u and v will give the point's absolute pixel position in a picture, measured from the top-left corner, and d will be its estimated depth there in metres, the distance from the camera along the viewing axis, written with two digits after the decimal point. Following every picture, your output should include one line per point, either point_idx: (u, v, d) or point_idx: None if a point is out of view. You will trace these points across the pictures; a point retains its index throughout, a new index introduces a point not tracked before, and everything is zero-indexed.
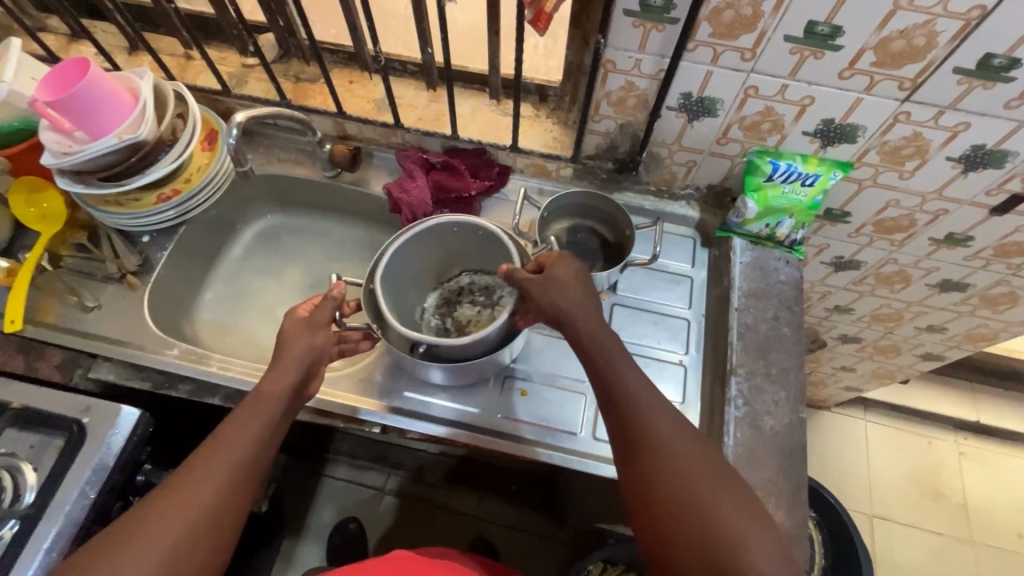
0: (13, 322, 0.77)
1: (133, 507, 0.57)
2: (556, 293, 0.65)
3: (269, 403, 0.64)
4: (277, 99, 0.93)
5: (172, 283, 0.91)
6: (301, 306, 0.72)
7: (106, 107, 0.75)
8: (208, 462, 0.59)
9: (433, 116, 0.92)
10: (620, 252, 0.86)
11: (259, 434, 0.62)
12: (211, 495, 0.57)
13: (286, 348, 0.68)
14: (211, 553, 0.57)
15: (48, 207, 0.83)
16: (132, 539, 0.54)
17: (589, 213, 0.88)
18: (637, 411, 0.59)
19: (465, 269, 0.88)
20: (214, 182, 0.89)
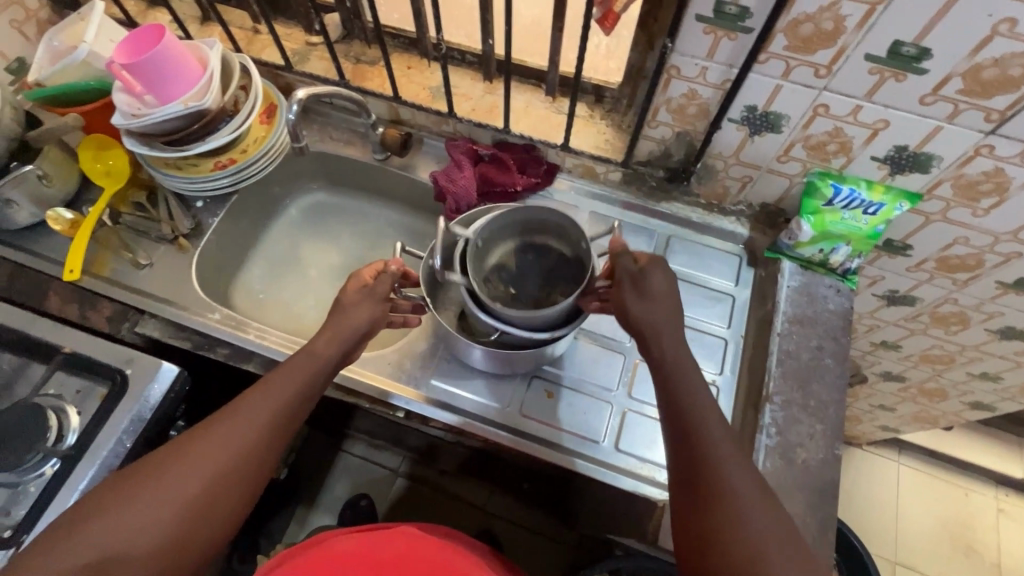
0: (73, 271, 0.82)
1: (136, 469, 0.57)
2: (649, 306, 0.64)
3: (313, 362, 0.66)
4: (337, 78, 0.94)
5: (219, 249, 0.94)
6: (366, 270, 0.72)
7: (176, 75, 0.78)
8: (248, 414, 0.61)
9: (487, 108, 0.92)
10: (581, 270, 0.75)
11: (299, 393, 0.64)
12: (241, 445, 0.59)
13: (345, 313, 0.69)
14: (233, 504, 0.58)
15: (114, 165, 0.87)
16: (160, 475, 0.57)
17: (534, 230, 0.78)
18: (709, 449, 0.57)
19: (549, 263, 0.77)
20: (269, 154, 0.91)
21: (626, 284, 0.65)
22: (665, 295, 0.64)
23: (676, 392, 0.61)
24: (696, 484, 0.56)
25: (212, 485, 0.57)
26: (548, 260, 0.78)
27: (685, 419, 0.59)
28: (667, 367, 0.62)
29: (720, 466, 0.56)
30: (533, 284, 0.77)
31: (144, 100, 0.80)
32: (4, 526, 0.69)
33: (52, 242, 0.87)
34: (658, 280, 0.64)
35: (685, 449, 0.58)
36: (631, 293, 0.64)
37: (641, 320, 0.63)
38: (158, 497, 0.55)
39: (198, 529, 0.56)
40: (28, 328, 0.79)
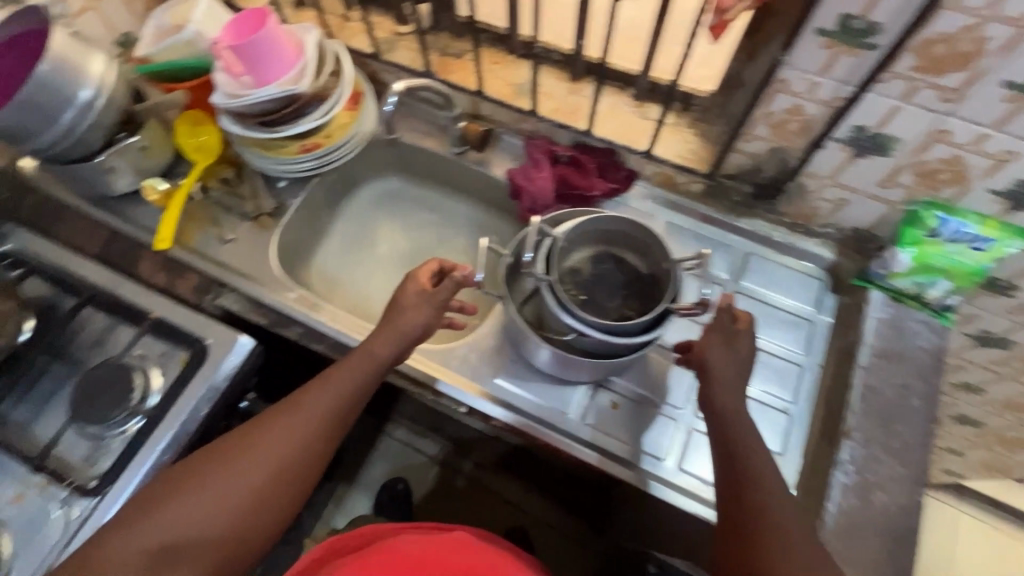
0: (164, 240, 0.85)
1: (199, 455, 0.60)
2: (723, 357, 0.65)
3: (366, 364, 0.68)
4: (422, 70, 0.96)
5: (296, 230, 0.96)
6: (423, 272, 0.72)
7: (274, 58, 0.81)
8: (304, 413, 0.64)
9: (570, 109, 0.91)
10: (655, 288, 0.73)
11: (352, 394, 0.67)
12: (297, 442, 0.62)
13: (401, 314, 0.70)
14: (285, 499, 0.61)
15: (205, 141, 0.91)
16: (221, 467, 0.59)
17: (613, 243, 0.77)
18: (756, 489, 0.57)
19: (630, 271, 0.76)
20: (352, 141, 0.93)
21: (716, 334, 0.66)
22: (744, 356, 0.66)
23: (728, 430, 0.62)
24: (742, 521, 0.56)
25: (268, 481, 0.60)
26: (624, 273, 0.76)
27: (735, 458, 0.60)
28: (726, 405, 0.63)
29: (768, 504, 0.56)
30: (613, 299, 0.74)
31: (240, 81, 0.82)
32: (90, 476, 0.74)
33: (146, 212, 0.91)
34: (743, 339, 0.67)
35: (734, 487, 0.58)
36: (717, 345, 0.66)
37: (710, 365, 0.65)
38: (219, 489, 0.58)
39: (253, 523, 0.59)
40: (121, 291, 0.83)
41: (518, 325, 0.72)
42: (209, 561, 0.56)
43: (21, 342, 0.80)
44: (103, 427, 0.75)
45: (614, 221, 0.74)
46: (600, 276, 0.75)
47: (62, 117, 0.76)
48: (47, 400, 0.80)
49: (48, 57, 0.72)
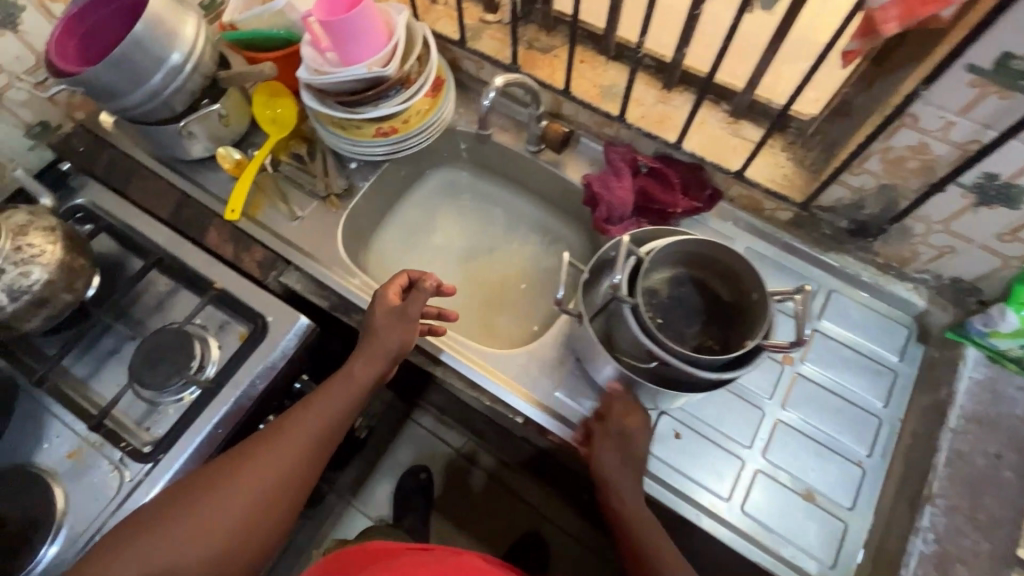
0: (234, 211, 0.85)
1: (194, 477, 0.62)
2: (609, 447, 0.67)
3: (348, 386, 0.70)
4: (508, 62, 0.93)
5: (363, 213, 0.95)
6: (391, 288, 0.74)
7: (363, 39, 0.78)
8: (286, 436, 0.65)
9: (658, 118, 0.87)
10: (739, 318, 0.69)
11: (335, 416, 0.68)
12: (280, 467, 0.63)
13: (376, 335, 0.71)
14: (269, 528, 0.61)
15: (281, 113, 0.90)
16: (204, 494, 0.60)
17: (696, 266, 0.72)
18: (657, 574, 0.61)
19: (711, 297, 0.72)
20: (428, 130, 0.90)
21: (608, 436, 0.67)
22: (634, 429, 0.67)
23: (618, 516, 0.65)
24: None
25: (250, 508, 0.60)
26: (704, 299, 0.72)
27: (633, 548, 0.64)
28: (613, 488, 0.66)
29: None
30: (691, 326, 0.70)
31: (323, 57, 0.81)
32: (145, 441, 0.74)
33: (218, 180, 0.91)
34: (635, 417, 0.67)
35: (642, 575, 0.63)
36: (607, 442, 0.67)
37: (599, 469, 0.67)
38: (202, 518, 0.59)
39: (243, 551, 0.60)
40: (188, 259, 0.82)
41: (591, 340, 0.69)
42: None
43: (87, 299, 0.80)
44: (161, 393, 0.75)
45: (709, 246, 0.68)
46: (679, 300, 0.72)
47: (151, 78, 0.75)
48: (109, 360, 0.80)
49: (145, 16, 0.71)
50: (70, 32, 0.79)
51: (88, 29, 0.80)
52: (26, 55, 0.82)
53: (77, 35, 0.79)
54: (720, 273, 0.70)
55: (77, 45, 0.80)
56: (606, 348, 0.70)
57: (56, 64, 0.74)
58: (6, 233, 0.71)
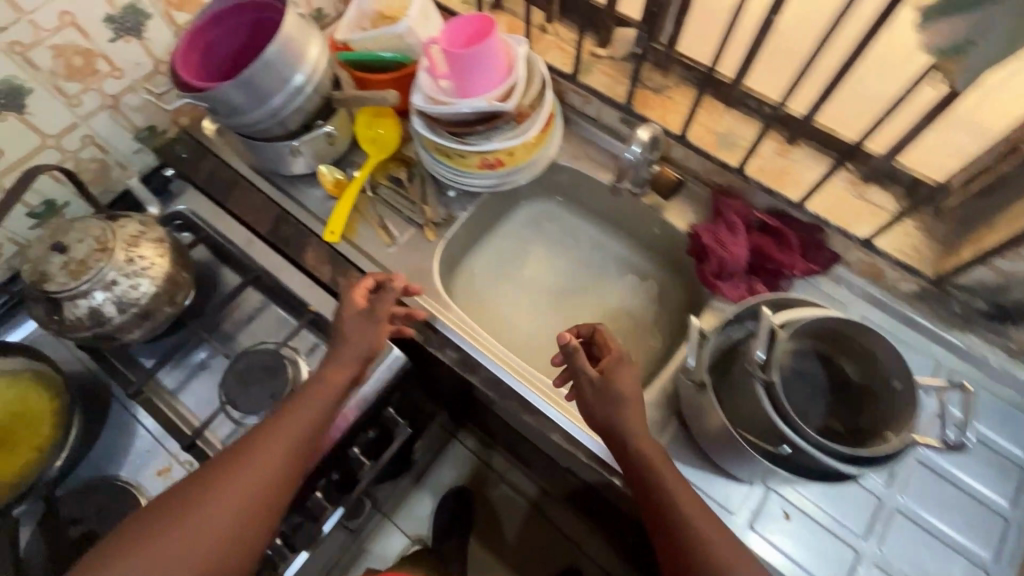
0: (334, 233, 0.84)
1: (176, 491, 0.61)
2: (598, 390, 0.67)
3: (324, 391, 0.67)
4: (620, 101, 0.90)
5: (456, 242, 0.92)
6: (358, 290, 0.74)
7: (484, 76, 0.77)
8: (261, 450, 0.62)
9: (777, 171, 0.83)
10: (870, 403, 0.65)
11: (312, 421, 0.65)
12: (257, 481, 0.61)
13: (346, 338, 0.70)
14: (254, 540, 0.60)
15: (382, 134, 0.89)
16: (179, 516, 0.58)
17: (825, 341, 0.68)
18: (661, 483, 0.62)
19: (835, 375, 0.68)
20: (533, 166, 0.87)
21: (590, 386, 0.68)
22: (629, 390, 0.67)
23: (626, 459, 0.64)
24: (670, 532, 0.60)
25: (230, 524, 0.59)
26: (827, 377, 0.68)
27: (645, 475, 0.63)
28: (619, 437, 0.65)
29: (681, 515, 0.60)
30: (813, 405, 0.67)
31: (437, 84, 0.80)
32: None
33: (315, 197, 0.89)
34: (621, 376, 0.67)
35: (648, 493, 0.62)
36: (593, 394, 0.68)
37: (601, 422, 0.67)
38: (183, 540, 0.57)
39: (236, 553, 0.59)
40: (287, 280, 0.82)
41: (713, 409, 0.64)
42: None
43: (183, 311, 0.80)
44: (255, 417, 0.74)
45: (850, 325, 0.63)
46: (801, 376, 0.68)
47: (274, 97, 0.74)
48: (198, 375, 0.79)
49: (279, 38, 0.70)
50: (192, 42, 0.78)
51: (209, 40, 0.79)
52: (146, 61, 0.82)
53: (199, 48, 0.79)
54: (852, 352, 0.66)
55: (196, 56, 0.79)
56: (730, 420, 0.64)
57: (184, 78, 0.73)
58: (121, 244, 0.70)
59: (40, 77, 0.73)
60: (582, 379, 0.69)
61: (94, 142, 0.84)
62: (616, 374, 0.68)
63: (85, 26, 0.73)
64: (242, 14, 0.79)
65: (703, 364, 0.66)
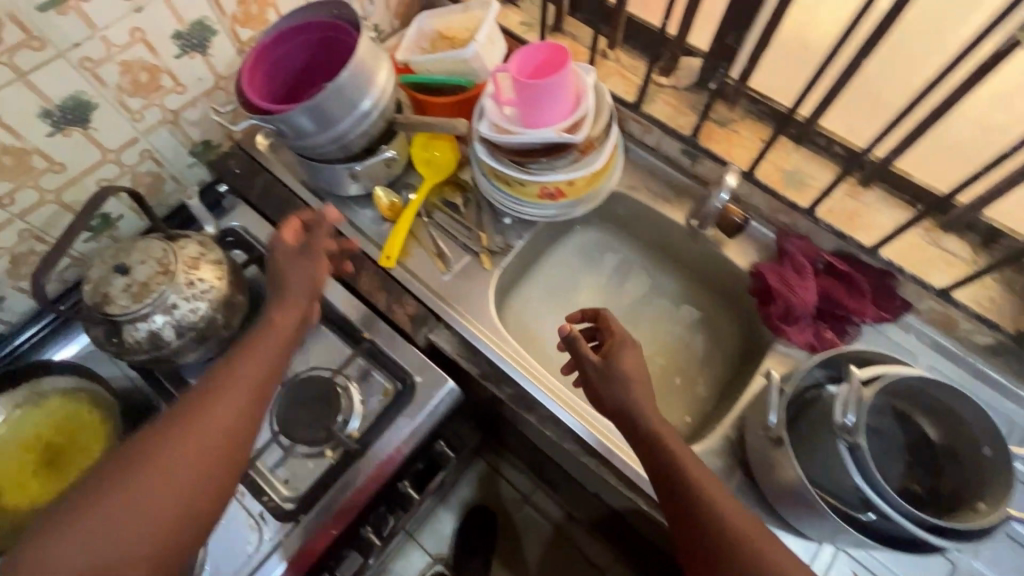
0: (390, 258, 0.83)
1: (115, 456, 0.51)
2: (607, 375, 0.66)
3: (277, 336, 0.63)
4: (684, 133, 0.88)
5: (510, 270, 0.90)
6: (285, 228, 0.70)
7: (553, 106, 0.75)
8: (216, 396, 0.55)
9: (847, 214, 0.80)
10: (956, 470, 0.62)
11: (271, 366, 0.60)
12: (220, 422, 0.54)
13: (284, 276, 0.67)
14: (222, 490, 0.52)
15: (438, 157, 0.88)
16: (119, 479, 0.49)
17: (909, 400, 0.65)
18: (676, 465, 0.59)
19: (917, 436, 0.65)
20: (593, 196, 0.85)
21: (596, 369, 0.67)
22: (632, 370, 0.65)
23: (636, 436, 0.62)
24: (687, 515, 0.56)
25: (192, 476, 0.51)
26: (908, 437, 0.65)
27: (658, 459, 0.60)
28: (627, 414, 0.64)
29: (703, 497, 0.56)
30: (894, 466, 0.64)
31: (500, 111, 0.79)
32: (285, 497, 0.71)
33: (371, 220, 0.88)
34: (625, 356, 0.67)
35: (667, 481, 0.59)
36: (600, 377, 0.67)
37: (612, 405, 0.65)
38: (133, 498, 0.48)
39: (203, 502, 0.51)
40: (341, 305, 0.80)
41: (791, 468, 0.62)
42: (156, 550, 0.47)
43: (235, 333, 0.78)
44: (309, 446, 0.73)
45: (942, 388, 0.61)
46: (878, 435, 0.65)
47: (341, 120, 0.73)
48: None
49: (352, 63, 0.69)
50: (259, 58, 0.77)
51: (275, 57, 0.78)
52: (208, 77, 0.81)
53: (264, 65, 0.78)
54: (939, 414, 0.63)
55: (261, 71, 0.78)
56: (808, 481, 0.62)
57: (254, 98, 0.72)
58: (181, 266, 0.69)
59: (106, 92, 0.71)
60: (589, 361, 0.68)
61: (151, 156, 0.82)
62: (620, 355, 0.67)
63: (155, 42, 0.72)
64: (310, 33, 0.78)
65: (784, 421, 0.64)
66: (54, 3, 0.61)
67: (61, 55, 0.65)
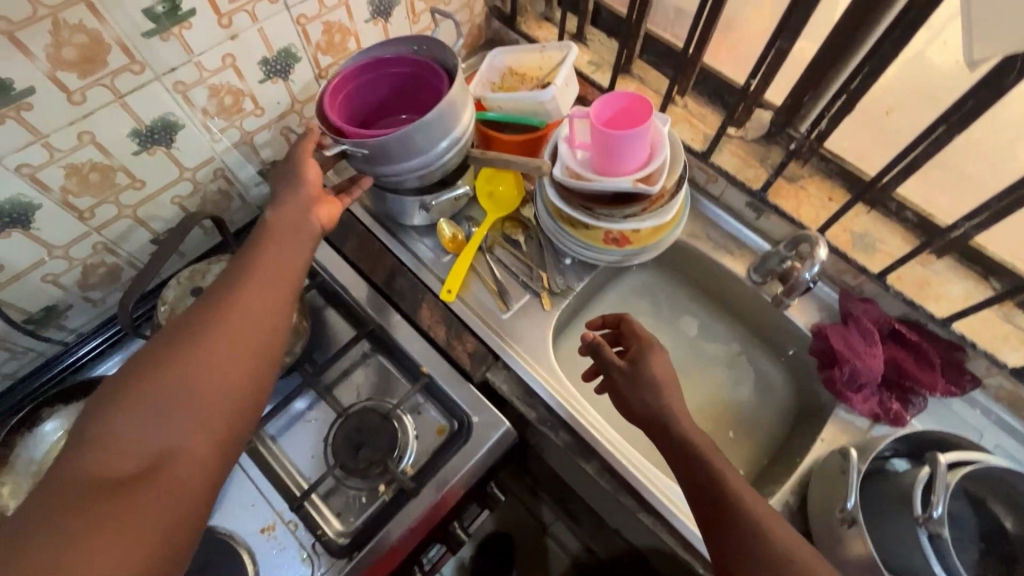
0: (451, 292, 0.83)
1: (141, 356, 0.50)
2: (632, 383, 0.66)
3: (285, 231, 0.60)
4: (753, 186, 0.87)
5: (567, 311, 0.90)
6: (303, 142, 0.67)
7: (630, 156, 0.74)
8: (241, 288, 0.55)
9: (917, 281, 0.79)
10: None
11: (290, 260, 0.59)
12: (239, 314, 0.53)
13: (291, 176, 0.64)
14: (259, 367, 0.52)
15: (501, 191, 0.88)
16: (147, 375, 0.48)
17: (987, 487, 0.63)
18: (701, 453, 0.59)
19: (993, 523, 0.64)
20: (660, 245, 0.84)
21: (621, 374, 0.68)
22: (661, 374, 0.66)
23: (676, 458, 0.60)
24: (711, 498, 0.56)
25: (230, 357, 0.51)
26: (984, 524, 0.64)
27: (683, 449, 0.60)
28: (657, 418, 0.63)
29: (727, 484, 0.56)
30: (967, 553, 0.63)
31: (573, 154, 0.79)
32: (339, 531, 0.71)
33: (433, 252, 0.88)
34: (653, 361, 0.67)
35: (693, 474, 0.58)
36: (626, 382, 0.67)
37: (640, 411, 0.65)
38: (164, 388, 0.47)
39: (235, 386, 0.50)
40: (401, 338, 0.80)
41: (869, 554, 0.60)
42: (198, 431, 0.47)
43: (296, 357, 0.78)
44: (363, 481, 0.72)
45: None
46: (954, 519, 0.64)
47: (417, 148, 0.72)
48: (304, 426, 0.78)
49: (444, 103, 0.69)
50: (342, 83, 0.77)
51: (357, 83, 0.78)
52: (286, 101, 0.82)
53: (343, 91, 0.77)
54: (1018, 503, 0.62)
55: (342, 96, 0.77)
56: (886, 567, 0.60)
57: (337, 123, 0.71)
58: None
59: (192, 113, 0.72)
60: (614, 365, 0.68)
61: (223, 174, 0.83)
62: (646, 359, 0.67)
63: (243, 68, 0.73)
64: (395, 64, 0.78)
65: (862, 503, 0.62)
66: (159, 30, 0.62)
67: (157, 79, 0.66)
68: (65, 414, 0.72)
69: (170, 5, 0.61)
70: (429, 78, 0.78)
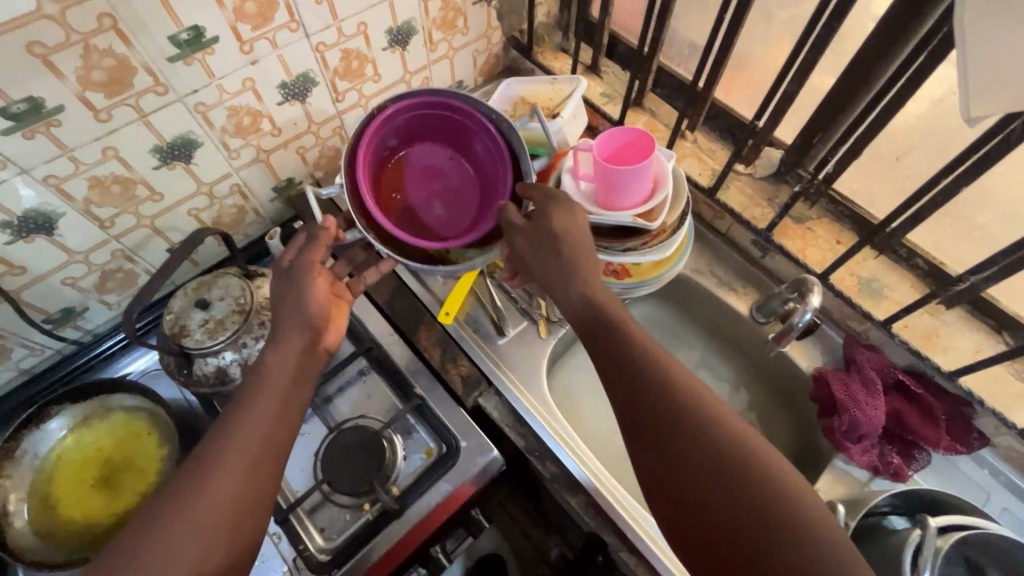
0: (448, 315, 0.83)
1: (136, 523, 0.51)
2: (554, 266, 0.64)
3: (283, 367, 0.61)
4: (758, 226, 0.85)
5: (564, 340, 0.90)
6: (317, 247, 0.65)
7: (632, 191, 0.74)
8: (236, 441, 0.55)
9: (925, 332, 0.77)
10: None
11: (288, 402, 0.59)
12: (233, 474, 0.53)
13: (292, 297, 0.64)
14: (250, 528, 0.53)
15: None
16: (142, 551, 0.49)
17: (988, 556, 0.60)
18: (677, 395, 0.55)
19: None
20: (660, 279, 0.84)
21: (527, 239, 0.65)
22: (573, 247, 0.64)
23: (640, 402, 0.56)
24: (697, 448, 0.52)
25: (221, 523, 0.52)
26: None
27: (649, 395, 0.56)
28: (606, 336, 0.60)
29: (703, 425, 0.53)
30: None
31: (576, 186, 0.79)
32: (322, 547, 0.72)
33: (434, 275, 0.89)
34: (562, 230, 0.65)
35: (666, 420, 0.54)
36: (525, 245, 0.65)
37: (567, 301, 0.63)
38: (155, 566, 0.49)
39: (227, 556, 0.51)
40: (397, 359, 0.82)
41: None
42: None
43: None
44: (349, 499, 0.73)
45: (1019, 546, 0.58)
46: None
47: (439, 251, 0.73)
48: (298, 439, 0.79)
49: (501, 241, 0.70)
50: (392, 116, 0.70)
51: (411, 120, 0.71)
52: (302, 122, 0.85)
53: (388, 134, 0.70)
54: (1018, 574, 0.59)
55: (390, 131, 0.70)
56: None
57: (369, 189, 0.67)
58: (255, 308, 0.71)
59: (211, 133, 0.76)
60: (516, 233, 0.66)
61: (239, 190, 0.86)
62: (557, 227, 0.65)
63: (262, 91, 0.76)
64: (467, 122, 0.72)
65: None
66: (183, 56, 0.66)
67: (180, 100, 0.69)
68: (71, 413, 0.75)
69: (194, 34, 0.65)
70: (496, 161, 0.73)
